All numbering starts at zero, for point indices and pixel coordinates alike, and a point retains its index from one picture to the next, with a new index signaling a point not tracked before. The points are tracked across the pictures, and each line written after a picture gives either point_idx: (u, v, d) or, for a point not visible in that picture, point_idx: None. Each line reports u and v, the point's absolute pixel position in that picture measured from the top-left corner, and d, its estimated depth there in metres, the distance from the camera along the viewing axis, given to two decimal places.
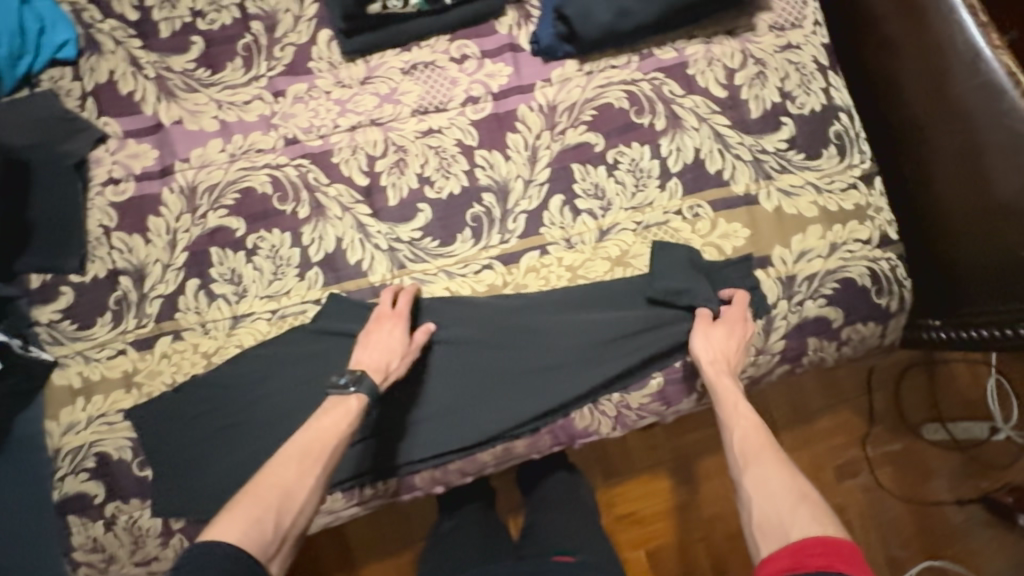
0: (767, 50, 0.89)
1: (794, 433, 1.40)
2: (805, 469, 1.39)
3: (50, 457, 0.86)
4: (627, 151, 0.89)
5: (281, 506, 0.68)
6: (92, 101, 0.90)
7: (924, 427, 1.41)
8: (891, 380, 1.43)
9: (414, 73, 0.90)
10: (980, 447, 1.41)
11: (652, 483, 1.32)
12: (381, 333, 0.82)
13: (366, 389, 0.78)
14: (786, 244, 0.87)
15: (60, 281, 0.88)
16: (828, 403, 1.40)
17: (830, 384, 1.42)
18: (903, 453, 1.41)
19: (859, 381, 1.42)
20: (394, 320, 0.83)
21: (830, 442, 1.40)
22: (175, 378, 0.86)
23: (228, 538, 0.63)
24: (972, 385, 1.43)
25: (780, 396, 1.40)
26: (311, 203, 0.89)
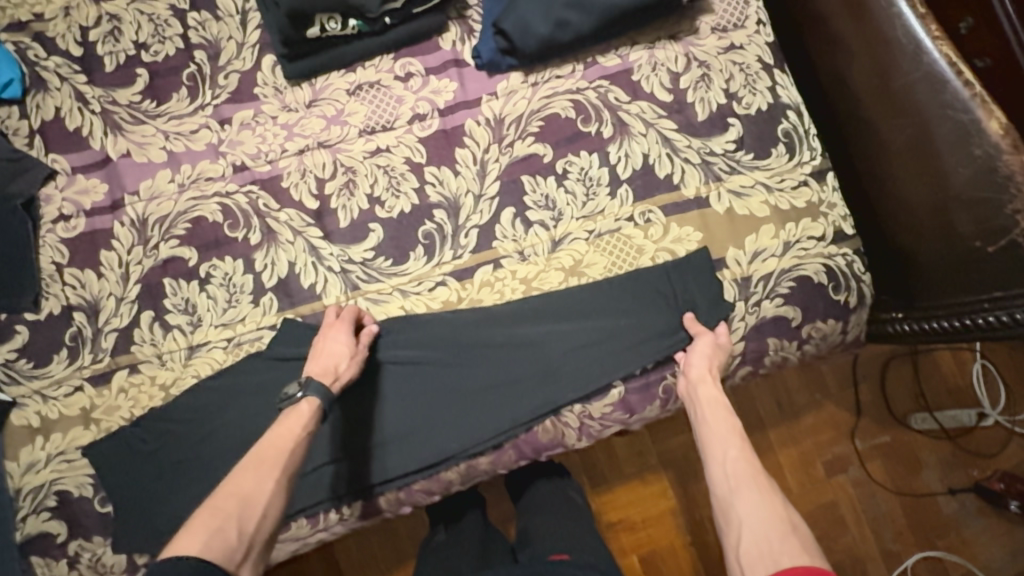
0: (711, 52, 0.89)
1: (780, 429, 1.39)
2: (793, 465, 1.38)
3: (11, 498, 0.85)
4: (576, 160, 0.89)
5: (242, 513, 0.66)
6: (40, 139, 0.90)
7: (910, 418, 1.40)
8: (875, 371, 1.42)
9: (359, 93, 0.91)
10: (968, 434, 1.40)
11: (639, 489, 1.31)
12: (326, 341, 0.81)
13: (315, 391, 0.77)
14: (739, 245, 0.87)
15: (14, 321, 0.88)
16: (812, 399, 1.39)
17: (812, 379, 1.41)
18: (891, 445, 1.40)
19: (842, 375, 1.41)
20: (337, 327, 0.82)
21: (817, 437, 1.39)
22: (133, 412, 0.86)
23: (189, 551, 0.60)
24: (957, 372, 1.42)
25: (764, 391, 1.39)
26: (262, 229, 0.88)
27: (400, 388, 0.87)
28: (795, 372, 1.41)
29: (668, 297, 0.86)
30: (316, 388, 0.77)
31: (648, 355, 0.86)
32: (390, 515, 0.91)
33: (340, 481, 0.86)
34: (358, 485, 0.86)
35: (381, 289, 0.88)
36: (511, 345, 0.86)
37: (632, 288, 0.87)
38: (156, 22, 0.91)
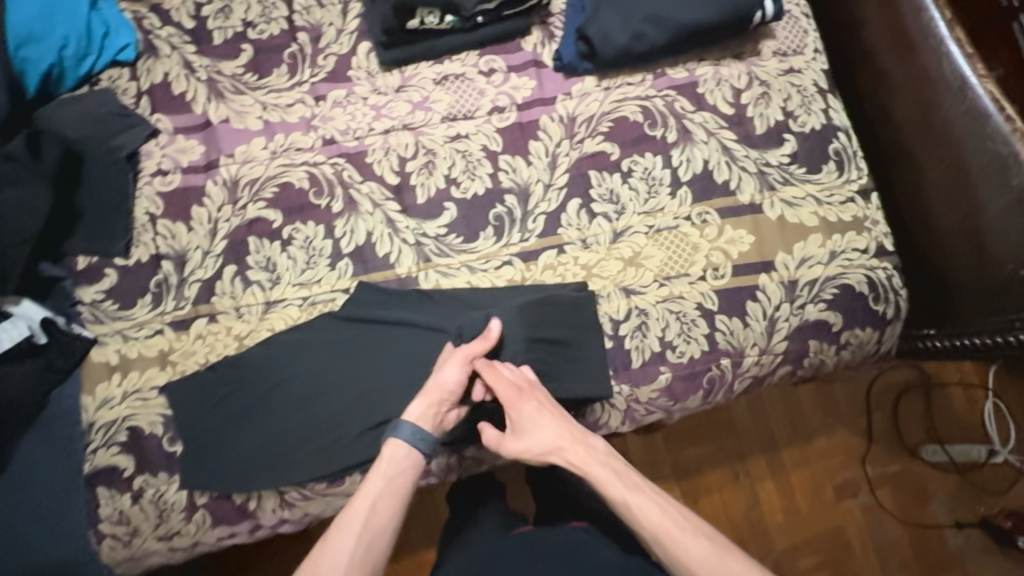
0: (771, 73, 0.97)
1: (793, 450, 1.43)
2: (802, 487, 1.42)
3: (83, 430, 0.89)
4: (640, 160, 0.96)
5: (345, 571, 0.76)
6: (147, 99, 0.97)
7: (923, 449, 1.44)
8: (890, 398, 1.46)
9: (445, 83, 0.98)
10: (978, 470, 1.43)
11: None
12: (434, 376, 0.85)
13: (404, 438, 0.82)
14: (788, 250, 0.93)
15: (105, 264, 0.93)
16: (824, 422, 1.44)
17: (826, 402, 1.46)
18: (901, 474, 1.43)
19: (857, 400, 1.46)
20: (452, 366, 0.85)
21: (829, 461, 1.43)
22: (208, 359, 0.91)
23: None
24: (967, 409, 1.46)
25: (779, 411, 1.45)
26: (345, 198, 0.95)
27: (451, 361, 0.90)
28: (811, 394, 1.46)
29: (718, 293, 0.92)
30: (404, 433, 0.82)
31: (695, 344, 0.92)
32: (436, 480, 0.96)
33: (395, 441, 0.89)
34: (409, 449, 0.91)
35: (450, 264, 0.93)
36: (566, 328, 0.91)
37: (685, 282, 0.93)
38: (264, 4, 0.99)
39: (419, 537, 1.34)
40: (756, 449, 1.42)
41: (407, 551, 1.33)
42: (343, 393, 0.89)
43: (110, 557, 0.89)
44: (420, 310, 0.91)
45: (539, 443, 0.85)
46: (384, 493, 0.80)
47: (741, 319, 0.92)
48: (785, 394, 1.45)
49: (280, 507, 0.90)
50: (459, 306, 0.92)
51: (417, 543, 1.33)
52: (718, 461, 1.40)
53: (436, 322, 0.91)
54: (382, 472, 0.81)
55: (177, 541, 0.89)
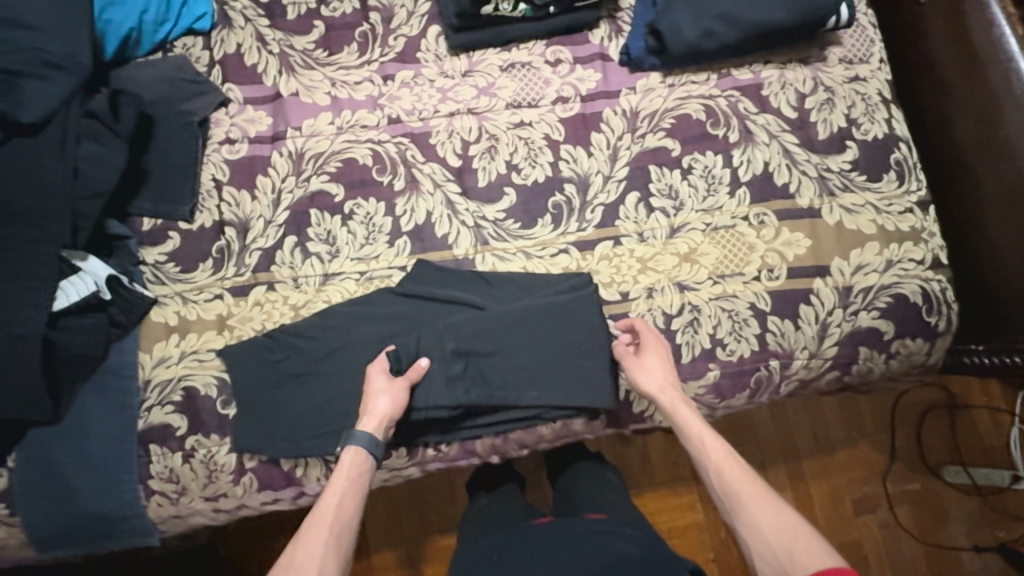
0: (837, 80, 0.98)
1: (814, 461, 1.43)
2: (823, 499, 1.41)
3: (139, 387, 0.90)
4: (701, 158, 0.96)
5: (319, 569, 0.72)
6: (219, 69, 0.99)
7: (944, 469, 1.42)
8: (914, 417, 1.45)
9: (511, 70, 0.99)
10: (1000, 494, 1.41)
11: (670, 498, 1.36)
12: (373, 396, 0.83)
13: (363, 443, 0.81)
14: (845, 256, 0.93)
15: (169, 227, 0.95)
16: (848, 436, 1.44)
17: (851, 415, 1.45)
18: (922, 493, 1.42)
19: (882, 416, 1.45)
20: (390, 386, 0.84)
21: (849, 475, 1.43)
22: (264, 325, 0.92)
23: None
24: (992, 433, 1.44)
25: (803, 422, 1.44)
26: (406, 177, 0.96)
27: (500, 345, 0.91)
28: (835, 407, 1.46)
29: (771, 295, 0.93)
30: (360, 441, 0.81)
31: (745, 343, 0.92)
32: (477, 462, 0.96)
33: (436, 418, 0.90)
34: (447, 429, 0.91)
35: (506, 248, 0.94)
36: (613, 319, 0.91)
37: (740, 281, 0.93)
38: None
39: (435, 522, 1.32)
40: (777, 458, 1.42)
41: (424, 537, 1.31)
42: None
43: (156, 514, 0.90)
44: (475, 291, 0.93)
45: (649, 380, 0.85)
46: (349, 491, 0.79)
47: (793, 321, 0.92)
48: (810, 404, 1.45)
49: (324, 477, 0.91)
50: (514, 290, 0.93)
51: (435, 529, 1.31)
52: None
53: (490, 304, 0.92)
54: (347, 472, 0.81)
55: (223, 502, 0.91)
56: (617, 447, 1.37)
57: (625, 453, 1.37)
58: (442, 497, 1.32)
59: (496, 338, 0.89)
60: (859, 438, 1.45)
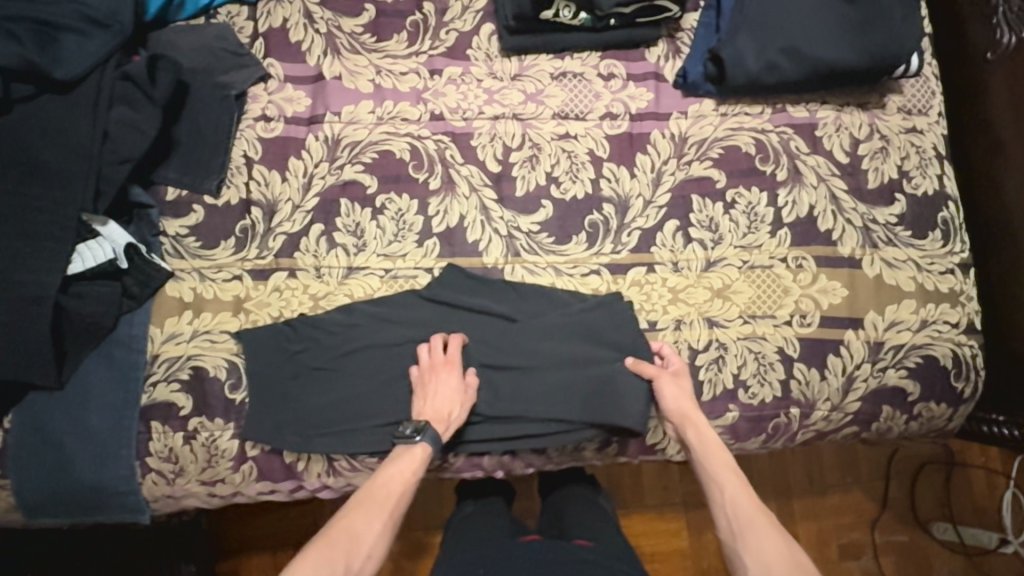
0: (893, 129, 0.95)
1: (806, 503, 1.42)
2: (809, 541, 1.40)
3: (146, 361, 0.88)
4: (745, 194, 0.94)
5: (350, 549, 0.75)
6: (261, 42, 0.96)
7: (933, 524, 1.41)
8: (909, 469, 1.44)
9: (562, 79, 0.96)
10: (986, 556, 1.40)
11: (658, 524, 1.35)
12: (449, 400, 0.83)
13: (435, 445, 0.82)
14: (880, 311, 0.91)
15: (193, 200, 0.92)
16: (842, 481, 1.43)
17: (848, 462, 1.44)
18: (907, 546, 1.41)
19: (879, 466, 1.44)
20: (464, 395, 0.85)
21: (839, 520, 1.42)
22: (281, 313, 0.90)
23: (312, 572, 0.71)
24: (986, 494, 1.42)
25: (799, 463, 1.43)
26: (443, 177, 0.93)
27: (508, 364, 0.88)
28: (833, 452, 1.44)
29: (800, 342, 0.91)
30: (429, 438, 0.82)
31: (768, 389, 0.90)
32: (480, 475, 0.94)
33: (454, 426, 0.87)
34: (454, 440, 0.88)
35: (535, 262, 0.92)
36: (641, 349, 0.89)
37: (770, 324, 0.91)
38: None
39: (420, 521, 1.30)
40: (768, 495, 1.41)
41: (408, 533, 1.29)
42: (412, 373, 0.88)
43: (149, 492, 0.88)
44: (501, 303, 0.90)
45: (681, 404, 0.85)
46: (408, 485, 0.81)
47: (819, 371, 0.90)
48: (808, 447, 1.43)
49: (325, 474, 0.89)
50: (541, 308, 0.90)
51: (419, 528, 1.29)
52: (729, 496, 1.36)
53: (515, 317, 0.90)
54: (412, 465, 0.81)
55: (219, 487, 0.89)
56: (609, 467, 1.35)
57: (618, 473, 1.35)
58: (430, 495, 1.30)
59: (516, 353, 0.88)
60: (852, 485, 1.44)
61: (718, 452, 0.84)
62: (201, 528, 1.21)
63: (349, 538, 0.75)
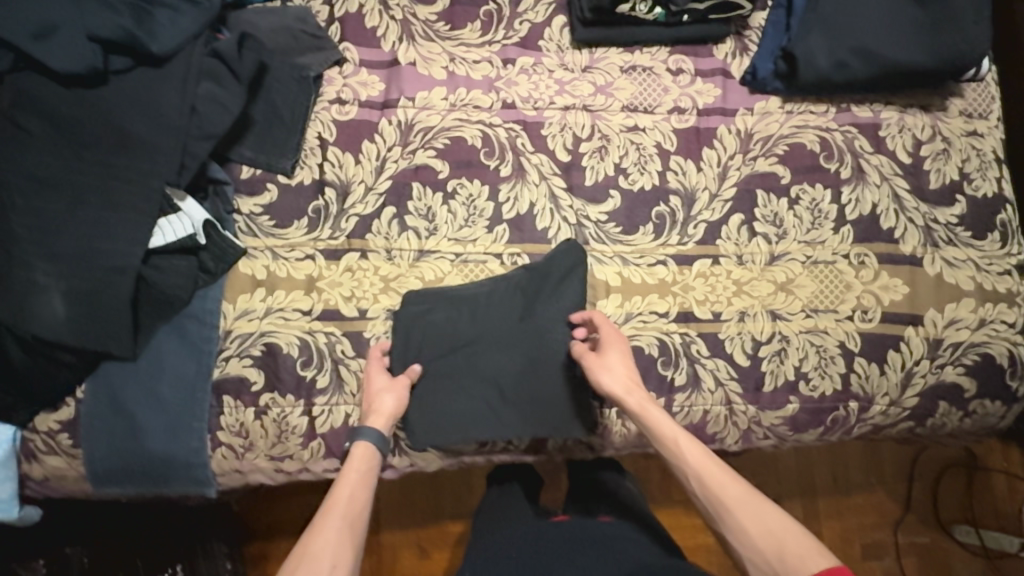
0: (955, 131, 0.97)
1: (830, 500, 1.43)
2: (834, 539, 1.41)
3: (219, 336, 0.89)
4: (809, 190, 0.95)
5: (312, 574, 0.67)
6: (338, 26, 0.97)
7: (954, 527, 1.42)
8: (933, 471, 1.45)
9: (632, 73, 0.98)
10: (1006, 559, 1.40)
11: (685, 517, 1.35)
12: (377, 395, 0.85)
13: (372, 440, 0.82)
14: (940, 309, 0.93)
15: (267, 179, 0.93)
16: (867, 479, 1.44)
17: (873, 462, 1.45)
18: (929, 547, 1.41)
19: (904, 465, 1.45)
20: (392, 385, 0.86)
21: (862, 519, 1.42)
22: (353, 293, 0.91)
23: None
24: (1007, 497, 1.43)
25: (823, 462, 1.44)
26: (514, 164, 0.95)
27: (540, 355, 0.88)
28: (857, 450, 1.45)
29: (860, 337, 0.92)
30: (369, 437, 0.82)
31: (828, 382, 0.92)
32: (540, 459, 0.96)
33: (519, 418, 0.88)
34: (510, 432, 0.88)
35: (571, 248, 0.90)
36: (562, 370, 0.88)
37: (832, 319, 0.93)
38: None
39: (448, 507, 1.29)
40: (794, 492, 1.41)
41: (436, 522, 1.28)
42: (456, 365, 0.89)
43: (218, 466, 0.89)
44: (538, 290, 0.89)
45: (619, 379, 0.82)
46: (360, 484, 0.78)
47: (879, 365, 0.92)
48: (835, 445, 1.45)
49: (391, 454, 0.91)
50: (579, 295, 0.89)
51: (447, 516, 1.28)
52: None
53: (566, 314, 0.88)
54: (359, 468, 0.79)
55: (287, 464, 0.90)
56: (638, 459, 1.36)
57: (646, 465, 1.36)
58: (460, 484, 1.29)
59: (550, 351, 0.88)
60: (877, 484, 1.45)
61: (666, 424, 0.78)
62: (232, 512, 1.22)
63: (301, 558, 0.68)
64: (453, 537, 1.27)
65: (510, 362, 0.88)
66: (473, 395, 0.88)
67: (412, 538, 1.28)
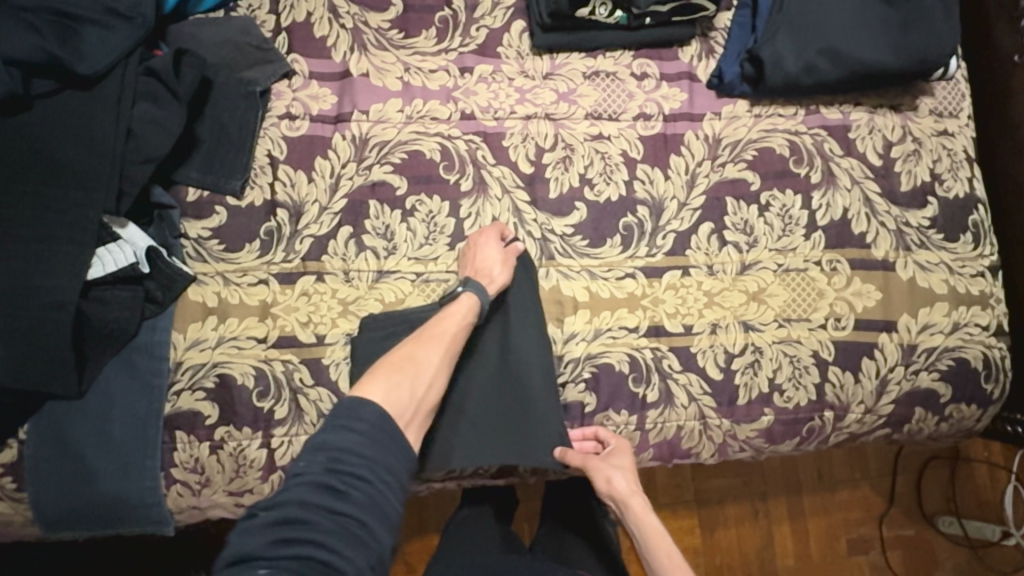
0: (925, 131, 0.95)
1: (815, 498, 1.40)
2: (817, 535, 1.39)
3: (169, 368, 0.85)
4: (779, 196, 0.93)
5: (414, 379, 0.72)
6: (284, 37, 0.92)
7: (938, 518, 1.41)
8: (916, 465, 1.43)
9: (595, 79, 0.94)
10: (989, 549, 1.40)
11: None
12: (486, 255, 0.85)
13: (476, 291, 0.82)
14: (913, 314, 0.91)
15: (216, 201, 0.89)
16: (851, 476, 1.42)
17: (857, 458, 1.43)
18: (914, 539, 1.41)
19: (887, 460, 1.43)
20: (503, 253, 0.86)
21: (847, 515, 1.41)
22: (310, 318, 0.87)
23: (374, 397, 0.66)
24: (988, 487, 1.42)
25: (808, 461, 1.42)
26: (475, 178, 0.91)
27: (506, 373, 0.86)
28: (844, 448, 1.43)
29: (834, 346, 0.90)
30: (474, 290, 0.82)
31: (802, 393, 0.90)
32: (514, 481, 0.94)
33: (482, 446, 0.84)
34: (473, 461, 0.84)
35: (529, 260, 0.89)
36: (526, 393, 0.85)
37: (805, 328, 0.90)
38: None
39: (430, 522, 1.25)
40: (779, 491, 1.39)
41: (417, 538, 1.25)
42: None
43: (174, 504, 0.85)
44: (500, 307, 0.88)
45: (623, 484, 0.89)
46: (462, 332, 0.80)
47: (854, 374, 0.90)
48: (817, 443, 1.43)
49: None
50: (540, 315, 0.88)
51: (430, 529, 1.25)
52: (739, 497, 1.38)
53: (529, 334, 0.86)
54: (461, 313, 0.81)
55: (246, 498, 0.86)
56: None
57: None
58: (443, 499, 1.25)
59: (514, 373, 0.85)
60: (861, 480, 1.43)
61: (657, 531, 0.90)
62: None
63: (410, 362, 0.73)
64: (430, 549, 1.25)
65: (477, 382, 0.86)
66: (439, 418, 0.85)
67: None
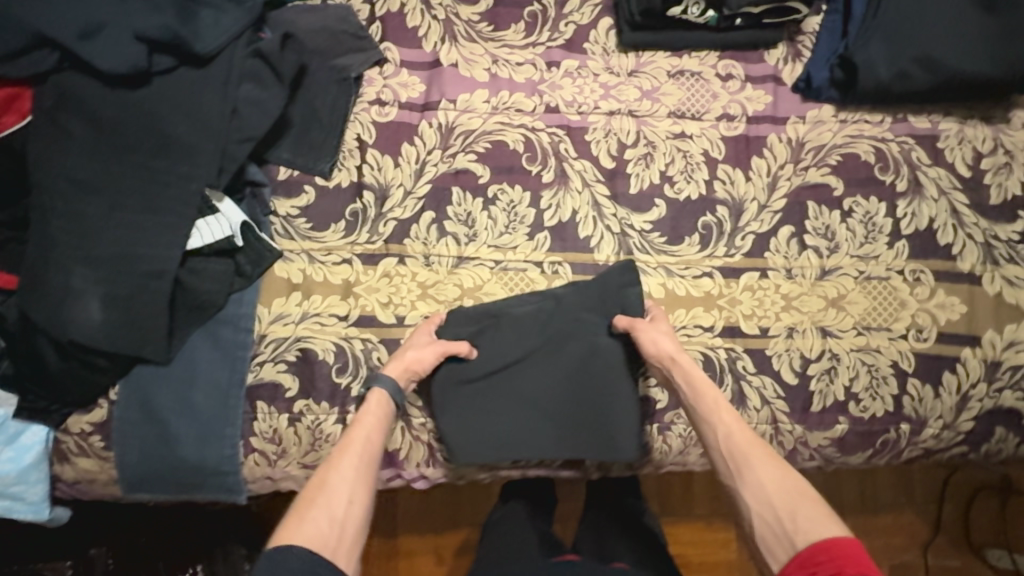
0: (1018, 144, 0.93)
1: (857, 520, 1.37)
2: None
3: (253, 341, 0.87)
4: (863, 203, 0.92)
5: (330, 508, 0.73)
6: (379, 25, 0.95)
7: (988, 551, 1.35)
8: (967, 494, 1.38)
9: (679, 78, 0.95)
10: None
11: (705, 534, 1.27)
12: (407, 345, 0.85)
13: (386, 385, 0.81)
14: (999, 329, 0.89)
15: (305, 181, 0.92)
16: (896, 500, 1.38)
17: (904, 483, 1.39)
18: (960, 570, 1.36)
19: (936, 487, 1.39)
20: (423, 346, 0.84)
21: (889, 540, 1.37)
22: (390, 300, 0.89)
23: (299, 543, 0.68)
24: None
25: (850, 480, 1.38)
26: (557, 170, 0.92)
27: (586, 372, 0.87)
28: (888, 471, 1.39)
29: (915, 358, 0.89)
30: (384, 385, 0.82)
31: (878, 403, 0.88)
32: (577, 474, 0.93)
33: (553, 438, 0.87)
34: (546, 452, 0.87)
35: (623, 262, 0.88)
36: (604, 393, 0.87)
37: (884, 337, 0.89)
38: None
39: (466, 513, 1.25)
40: None
41: (454, 531, 1.25)
42: (506, 382, 0.88)
43: (250, 473, 0.88)
44: (592, 309, 0.87)
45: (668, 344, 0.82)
46: (375, 432, 0.79)
47: (933, 388, 0.88)
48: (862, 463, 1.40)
49: (424, 464, 0.89)
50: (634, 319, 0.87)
51: (462, 522, 1.25)
52: None
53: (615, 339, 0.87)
54: (380, 404, 0.81)
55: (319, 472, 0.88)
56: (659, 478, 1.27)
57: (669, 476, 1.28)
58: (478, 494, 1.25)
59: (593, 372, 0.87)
60: (906, 505, 1.38)
61: (706, 391, 0.79)
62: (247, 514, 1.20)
63: (321, 490, 0.74)
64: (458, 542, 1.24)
65: (558, 383, 0.87)
66: (517, 412, 0.87)
67: (421, 546, 1.25)
